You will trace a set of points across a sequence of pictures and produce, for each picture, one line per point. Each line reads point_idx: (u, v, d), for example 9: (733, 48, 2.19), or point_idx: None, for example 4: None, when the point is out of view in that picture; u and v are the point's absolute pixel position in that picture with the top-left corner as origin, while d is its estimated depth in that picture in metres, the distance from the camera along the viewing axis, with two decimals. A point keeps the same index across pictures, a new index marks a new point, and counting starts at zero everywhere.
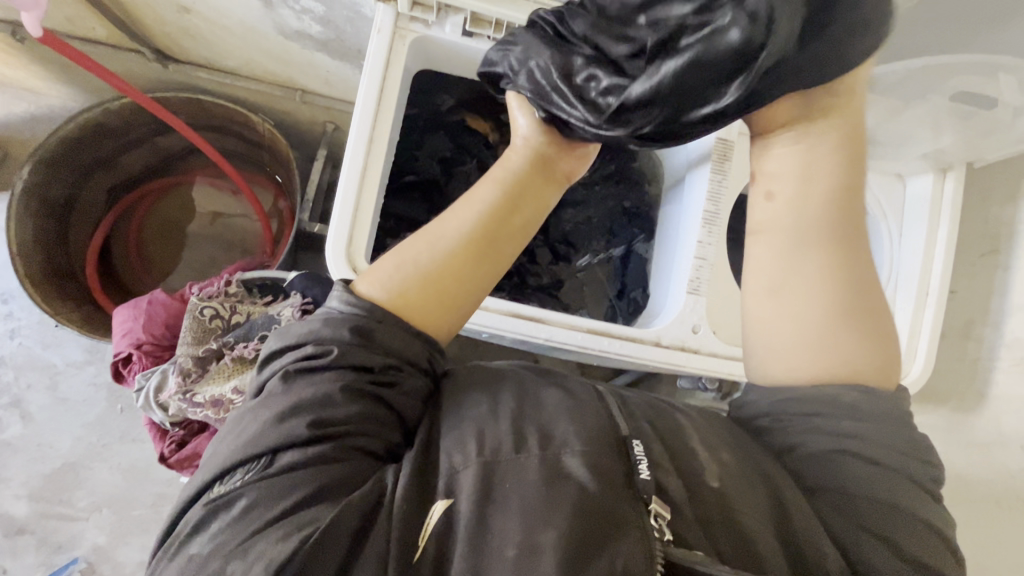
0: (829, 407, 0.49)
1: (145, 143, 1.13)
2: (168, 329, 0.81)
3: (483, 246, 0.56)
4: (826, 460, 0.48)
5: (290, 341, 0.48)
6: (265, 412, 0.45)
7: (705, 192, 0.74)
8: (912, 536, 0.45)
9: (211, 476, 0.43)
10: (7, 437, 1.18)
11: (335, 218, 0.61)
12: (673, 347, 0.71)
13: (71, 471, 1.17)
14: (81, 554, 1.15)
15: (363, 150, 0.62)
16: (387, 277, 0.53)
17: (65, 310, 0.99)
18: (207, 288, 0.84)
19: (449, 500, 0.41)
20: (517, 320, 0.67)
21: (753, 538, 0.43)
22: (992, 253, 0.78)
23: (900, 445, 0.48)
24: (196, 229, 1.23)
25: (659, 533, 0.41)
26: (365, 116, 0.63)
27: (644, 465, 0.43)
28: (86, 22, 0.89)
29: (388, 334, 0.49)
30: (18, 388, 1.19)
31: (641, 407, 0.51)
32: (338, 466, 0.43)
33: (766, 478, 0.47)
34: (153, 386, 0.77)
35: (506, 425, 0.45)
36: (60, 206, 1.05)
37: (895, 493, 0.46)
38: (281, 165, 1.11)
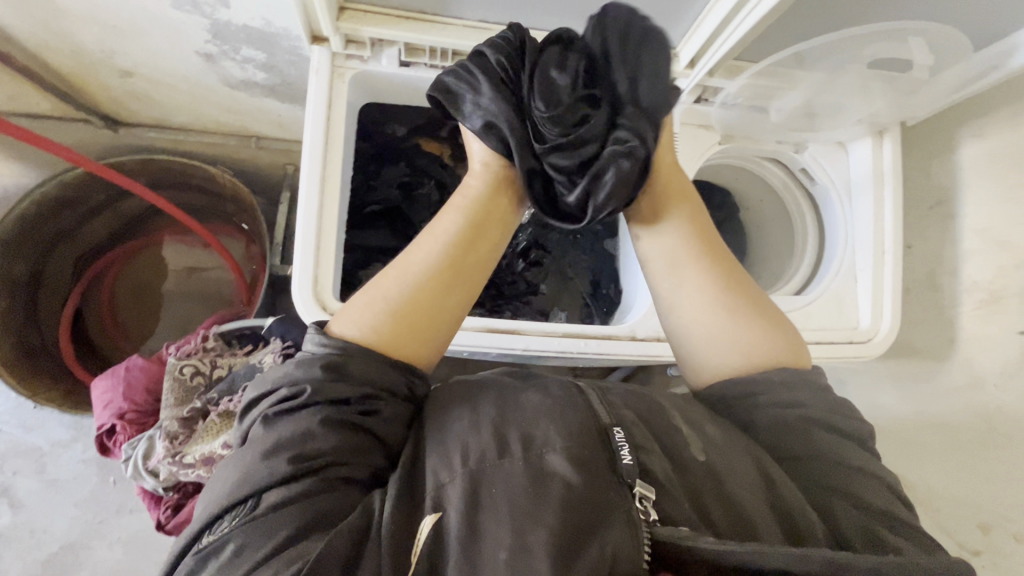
0: (771, 389, 0.54)
1: (106, 210, 1.13)
2: (150, 394, 0.80)
3: (452, 277, 0.56)
4: (797, 431, 0.53)
5: (267, 388, 0.49)
6: (246, 458, 0.45)
7: None
8: (866, 490, 0.50)
9: (200, 527, 0.43)
10: None
11: (296, 264, 0.61)
12: (650, 338, 0.72)
13: (70, 553, 1.14)
14: None
15: (316, 193, 0.63)
16: (359, 317, 0.52)
17: (42, 389, 0.96)
18: (184, 346, 0.82)
19: (437, 513, 0.41)
20: (493, 335, 0.68)
21: (742, 503, 0.46)
22: (941, 205, 0.82)
23: (833, 409, 0.55)
24: (170, 288, 1.22)
25: (646, 515, 0.43)
26: (314, 157, 0.63)
27: (626, 451, 0.45)
28: (28, 99, 0.89)
29: (360, 366, 0.49)
30: (4, 476, 1.16)
31: (618, 394, 0.53)
32: (323, 497, 0.43)
33: (753, 457, 0.50)
34: (142, 454, 0.75)
35: (487, 433, 0.45)
36: (25, 286, 1.03)
37: (846, 454, 0.51)
38: (246, 213, 1.11)
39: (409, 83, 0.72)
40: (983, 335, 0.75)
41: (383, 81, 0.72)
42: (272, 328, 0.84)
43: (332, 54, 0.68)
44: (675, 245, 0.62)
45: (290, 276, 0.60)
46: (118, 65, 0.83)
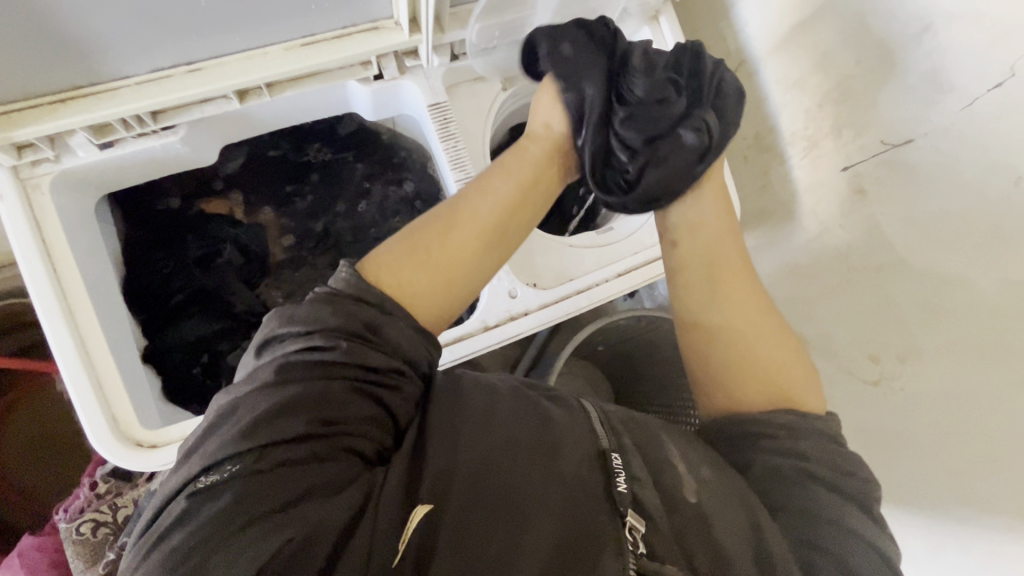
0: (784, 431, 0.54)
1: None
2: (63, 563, 0.74)
3: (499, 232, 0.57)
4: (785, 480, 0.52)
5: (297, 325, 0.47)
6: (253, 404, 0.43)
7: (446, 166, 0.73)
8: (858, 558, 0.47)
9: (198, 467, 0.41)
10: None
11: (81, 403, 0.63)
12: (503, 320, 0.73)
13: None
14: None
15: (71, 326, 0.64)
16: (395, 263, 0.53)
17: None
18: (72, 503, 0.75)
19: (432, 502, 0.45)
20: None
21: (724, 545, 0.48)
22: (743, 63, 0.87)
23: (838, 464, 0.52)
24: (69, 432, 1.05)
25: (634, 546, 0.46)
26: (49, 297, 0.63)
27: (621, 476, 0.49)
28: None
29: (396, 330, 0.49)
30: None
31: (620, 420, 0.56)
32: (334, 469, 0.43)
33: (744, 501, 0.50)
34: None
35: (499, 431, 0.50)
36: None
37: (831, 509, 0.49)
38: None
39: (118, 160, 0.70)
40: (818, 180, 0.78)
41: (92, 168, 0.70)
42: None
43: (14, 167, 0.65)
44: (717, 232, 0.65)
45: (81, 416, 0.63)
46: None
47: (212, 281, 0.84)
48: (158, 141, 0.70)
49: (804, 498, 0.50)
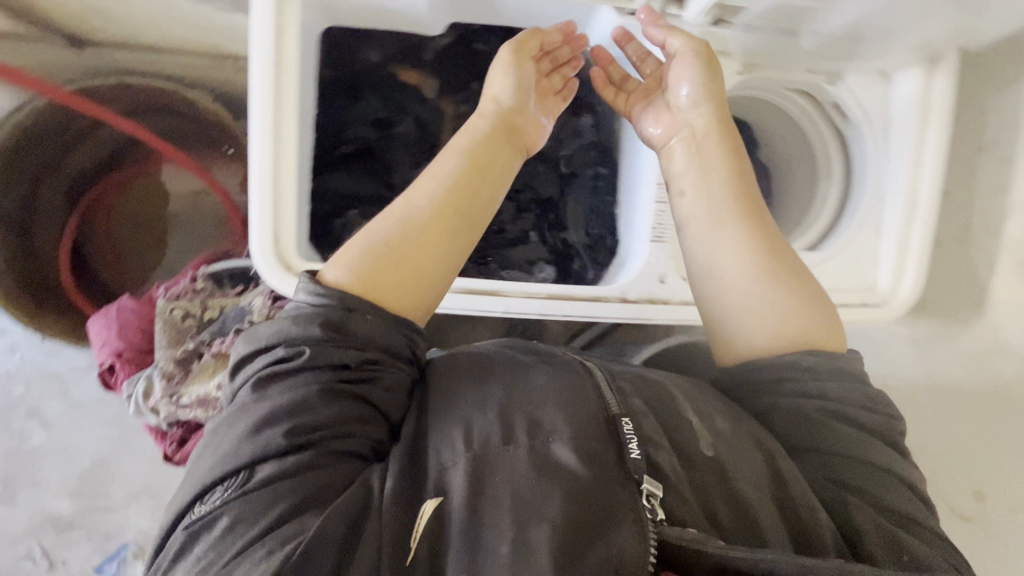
0: (800, 373, 0.59)
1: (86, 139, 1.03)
2: (144, 335, 0.80)
3: (459, 217, 0.59)
4: (810, 424, 0.59)
5: (260, 345, 0.51)
6: (238, 425, 0.48)
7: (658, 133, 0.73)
8: (876, 484, 0.56)
9: (193, 496, 0.47)
10: (34, 444, 1.23)
11: (256, 216, 0.61)
12: (641, 300, 0.74)
13: (103, 466, 1.24)
14: (129, 538, 1.23)
15: (270, 135, 0.60)
16: (353, 262, 0.54)
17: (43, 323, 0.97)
18: (173, 287, 0.82)
19: (438, 497, 0.47)
20: (467, 296, 0.69)
21: (745, 496, 0.53)
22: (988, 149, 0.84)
23: (862, 402, 0.59)
24: None
25: (652, 514, 0.48)
26: (263, 108, 0.60)
27: (633, 443, 0.50)
28: None
29: (362, 324, 0.51)
30: (32, 398, 1.22)
31: (631, 384, 0.59)
32: (321, 471, 0.46)
33: (761, 445, 0.57)
34: (138, 393, 0.76)
35: (492, 417, 0.51)
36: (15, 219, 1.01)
37: (855, 449, 0.57)
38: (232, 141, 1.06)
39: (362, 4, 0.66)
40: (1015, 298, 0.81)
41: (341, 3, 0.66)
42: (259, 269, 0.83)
43: None
44: (720, 206, 0.66)
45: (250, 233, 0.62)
46: None
47: (379, 145, 0.84)
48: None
49: (845, 442, 0.58)
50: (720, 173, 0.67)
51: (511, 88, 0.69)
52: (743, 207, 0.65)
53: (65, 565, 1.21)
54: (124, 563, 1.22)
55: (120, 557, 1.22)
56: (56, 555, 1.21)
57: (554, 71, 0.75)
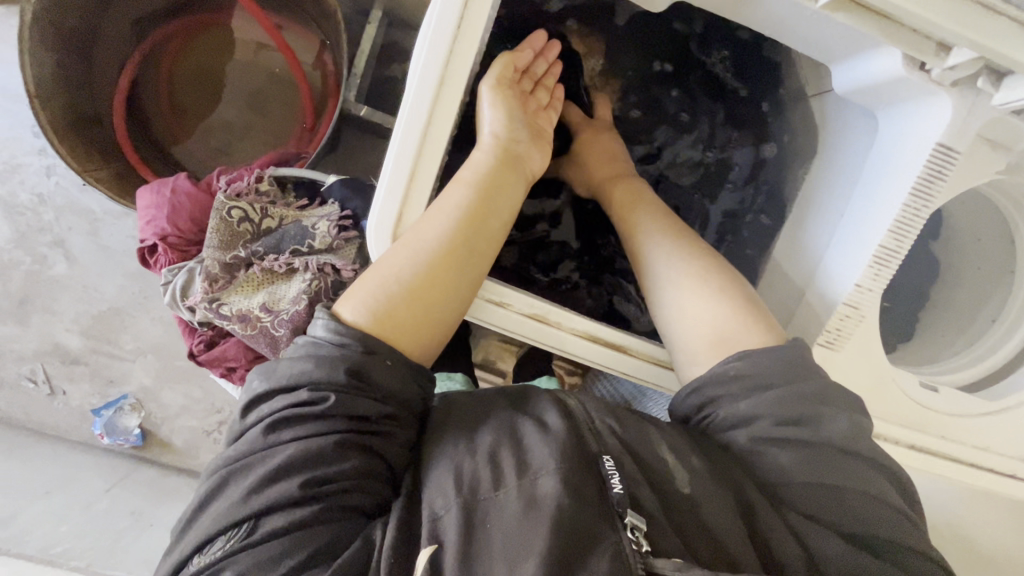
0: (721, 381, 0.53)
1: None
2: (195, 224, 0.73)
3: (466, 248, 0.54)
4: (756, 452, 0.50)
5: (279, 386, 0.45)
6: (247, 471, 0.42)
7: (888, 226, 0.55)
8: (857, 515, 0.47)
9: (192, 546, 0.41)
10: (55, 274, 1.20)
11: (385, 184, 0.54)
12: None
13: (118, 315, 1.21)
14: (130, 390, 1.23)
15: (429, 100, 0.51)
16: (370, 300, 0.49)
17: (92, 166, 0.91)
18: (235, 181, 0.73)
19: (433, 545, 0.41)
20: (595, 347, 0.62)
21: (718, 530, 0.45)
22: None
23: (820, 398, 0.51)
24: (231, 81, 1.09)
25: (636, 545, 0.41)
26: (430, 66, 0.50)
27: (616, 479, 0.44)
28: None
29: (384, 376, 0.46)
30: (59, 229, 1.18)
31: (595, 404, 0.51)
32: (330, 525, 0.42)
33: (734, 487, 0.48)
34: (178, 285, 0.71)
35: (483, 459, 0.45)
36: (78, 39, 0.92)
37: (816, 473, 0.48)
38: (329, 24, 0.94)
39: None
40: None
41: None
42: (330, 189, 0.74)
43: None
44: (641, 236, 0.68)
45: (374, 201, 0.54)
46: None
47: None
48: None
49: (811, 469, 0.48)
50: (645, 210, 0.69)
51: (498, 108, 0.60)
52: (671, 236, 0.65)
53: (65, 396, 1.23)
54: (121, 412, 1.23)
55: (118, 406, 1.23)
56: (58, 385, 1.22)
57: (535, 88, 0.67)
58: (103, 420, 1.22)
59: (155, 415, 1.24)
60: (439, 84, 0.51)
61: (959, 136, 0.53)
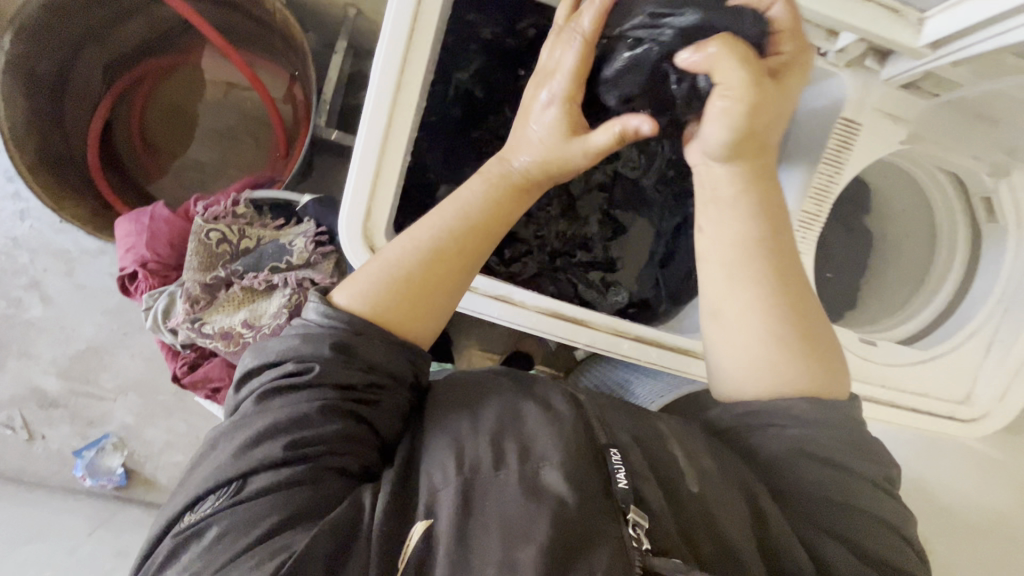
0: (780, 417, 0.54)
1: (138, 14, 1.00)
2: (174, 249, 0.75)
3: (468, 250, 0.55)
4: (790, 460, 0.53)
5: (268, 361, 0.48)
6: (237, 435, 0.45)
7: (809, 191, 0.66)
8: (860, 530, 0.51)
9: (184, 505, 0.44)
10: (31, 316, 1.19)
11: (350, 190, 0.57)
12: None
13: (97, 353, 1.21)
14: (112, 429, 1.22)
15: (386, 109, 0.56)
16: (369, 290, 0.52)
17: (68, 204, 0.92)
18: (212, 206, 0.75)
19: (428, 521, 0.43)
20: (564, 322, 0.65)
21: (727, 531, 0.48)
22: None
23: (853, 444, 0.54)
24: (204, 117, 1.12)
25: (637, 541, 0.44)
26: (388, 72, 0.56)
27: (621, 474, 0.46)
28: None
29: (370, 348, 0.49)
30: (35, 271, 1.18)
31: (612, 410, 0.54)
32: (313, 487, 0.44)
33: (745, 484, 0.51)
34: (160, 309, 0.73)
35: (484, 439, 0.47)
36: (52, 83, 0.94)
37: (832, 487, 0.52)
38: (297, 55, 0.98)
39: None
40: None
41: None
42: (305, 208, 0.77)
43: None
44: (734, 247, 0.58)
45: (341, 207, 0.58)
46: None
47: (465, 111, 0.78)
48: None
49: (826, 487, 0.52)
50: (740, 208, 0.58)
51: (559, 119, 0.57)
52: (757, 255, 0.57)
53: (44, 441, 1.21)
54: (103, 452, 1.21)
55: (100, 446, 1.21)
56: (36, 429, 1.21)
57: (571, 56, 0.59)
58: (85, 462, 1.20)
59: (139, 453, 1.22)
60: (396, 89, 0.56)
61: (857, 110, 0.64)
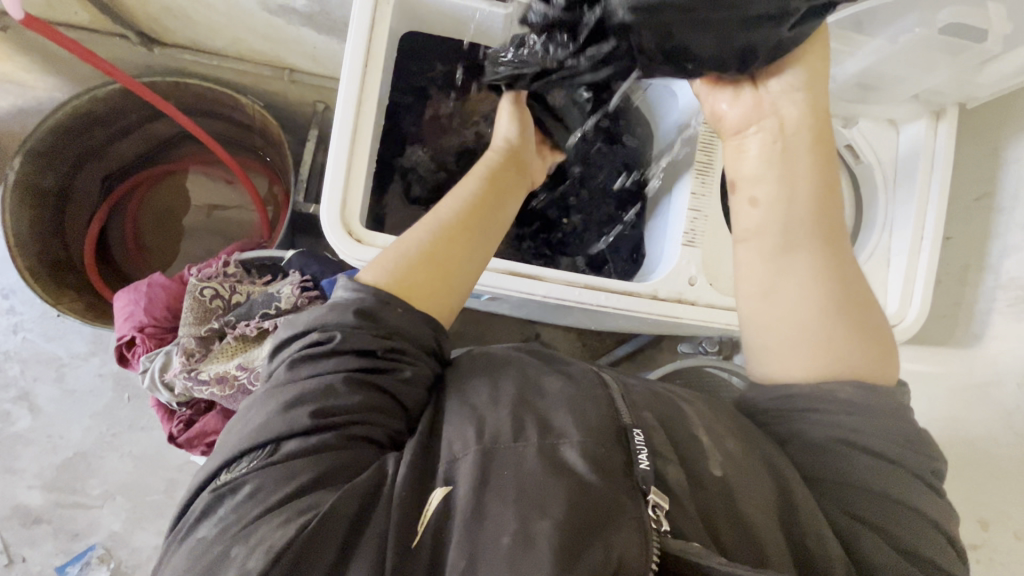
0: (828, 408, 0.51)
1: (133, 132, 1.13)
2: (170, 312, 0.82)
3: (473, 228, 0.59)
4: (832, 451, 0.50)
5: (297, 329, 0.49)
6: (270, 399, 0.45)
7: (696, 144, 0.72)
8: (907, 528, 0.47)
9: (217, 465, 0.43)
10: (18, 429, 1.19)
11: (328, 182, 0.63)
12: (670, 300, 0.69)
13: (84, 459, 1.19)
14: (97, 540, 1.17)
15: (352, 118, 0.63)
16: (389, 263, 0.53)
17: (65, 300, 0.99)
18: (205, 269, 0.84)
19: (448, 487, 0.42)
20: (513, 279, 0.65)
21: (747, 513, 0.46)
22: (987, 198, 0.75)
23: (898, 439, 0.50)
24: (195, 215, 1.24)
25: (656, 523, 0.42)
26: (351, 87, 0.64)
27: (644, 455, 0.44)
28: (67, 6, 0.89)
29: (392, 315, 0.49)
30: (25, 381, 1.20)
31: (641, 393, 0.52)
32: (340, 452, 0.43)
33: (769, 464, 0.49)
34: (156, 366, 0.77)
35: (505, 414, 0.46)
36: (53, 197, 1.05)
37: (883, 482, 0.48)
38: (275, 148, 1.12)
39: (450, 13, 0.70)
40: None
41: (427, 13, 0.72)
42: (291, 262, 0.84)
43: None
44: (799, 220, 0.55)
45: (322, 200, 0.63)
46: None
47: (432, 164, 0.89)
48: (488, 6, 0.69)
49: (871, 478, 0.49)
50: (797, 174, 0.56)
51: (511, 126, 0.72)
52: (817, 227, 0.55)
53: (24, 563, 1.15)
54: (88, 566, 1.15)
55: (84, 560, 1.16)
56: (17, 551, 1.16)
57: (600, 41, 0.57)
58: None
59: (126, 562, 1.16)
60: (358, 104, 0.64)
61: None
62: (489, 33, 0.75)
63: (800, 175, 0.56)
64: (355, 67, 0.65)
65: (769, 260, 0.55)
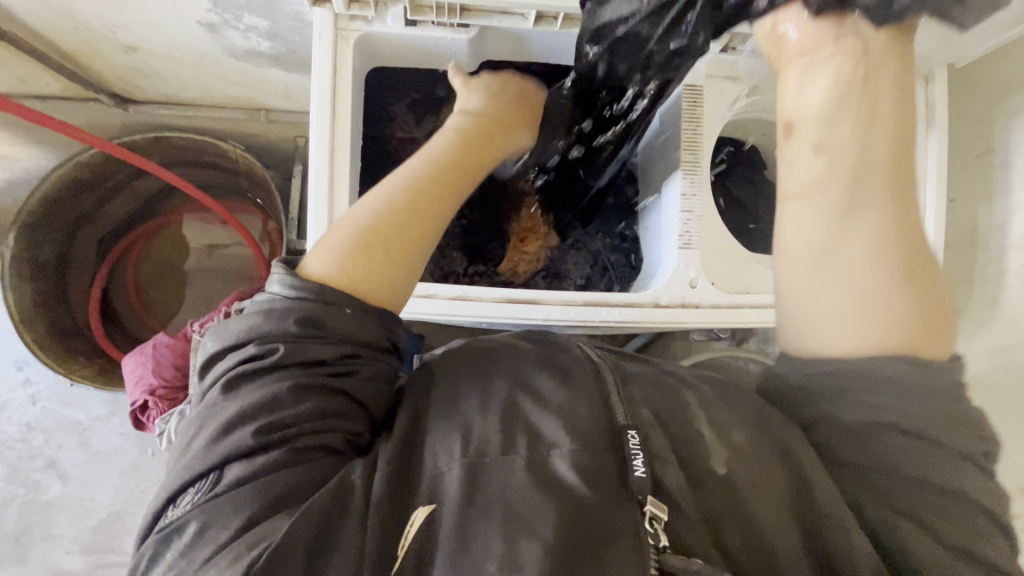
0: (880, 387, 0.44)
1: (122, 191, 1.13)
2: (179, 371, 0.82)
3: (426, 207, 0.56)
4: (866, 437, 0.45)
5: (229, 342, 0.45)
6: (210, 424, 0.43)
7: (679, 146, 0.71)
8: (952, 518, 0.43)
9: (165, 501, 0.41)
10: (50, 498, 1.21)
11: (311, 236, 0.63)
12: (673, 305, 0.68)
13: (118, 519, 1.21)
14: None
15: (327, 166, 0.63)
16: (336, 251, 0.50)
17: (76, 368, 0.99)
18: (208, 323, 0.84)
19: (432, 505, 0.39)
20: (511, 305, 0.65)
21: (755, 516, 0.42)
22: (987, 154, 0.73)
23: (950, 421, 0.44)
24: (193, 265, 1.25)
25: (654, 539, 0.38)
26: (321, 136, 0.63)
27: (639, 461, 0.40)
28: (39, 79, 0.89)
29: (333, 319, 0.46)
30: (50, 450, 1.21)
31: (640, 385, 0.47)
32: (289, 469, 0.40)
33: (784, 447, 0.45)
34: (172, 428, 0.78)
35: (493, 422, 0.42)
36: (51, 267, 1.06)
37: (926, 467, 0.44)
38: (262, 189, 1.12)
39: (415, 45, 0.69)
40: None
41: (388, 48, 0.70)
42: None
43: (335, 16, 0.65)
44: (872, 167, 0.46)
45: (306, 254, 0.63)
46: (122, 40, 0.81)
47: None
48: (449, 36, 0.67)
49: (910, 463, 0.44)
50: (877, 119, 0.47)
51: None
52: (891, 184, 0.46)
53: None
54: None
55: None
56: None
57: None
58: None
59: None
60: (332, 149, 0.64)
61: (694, 75, 0.70)
62: (457, 59, 0.73)
63: (882, 123, 0.47)
64: (323, 113, 0.64)
65: (831, 218, 0.46)
